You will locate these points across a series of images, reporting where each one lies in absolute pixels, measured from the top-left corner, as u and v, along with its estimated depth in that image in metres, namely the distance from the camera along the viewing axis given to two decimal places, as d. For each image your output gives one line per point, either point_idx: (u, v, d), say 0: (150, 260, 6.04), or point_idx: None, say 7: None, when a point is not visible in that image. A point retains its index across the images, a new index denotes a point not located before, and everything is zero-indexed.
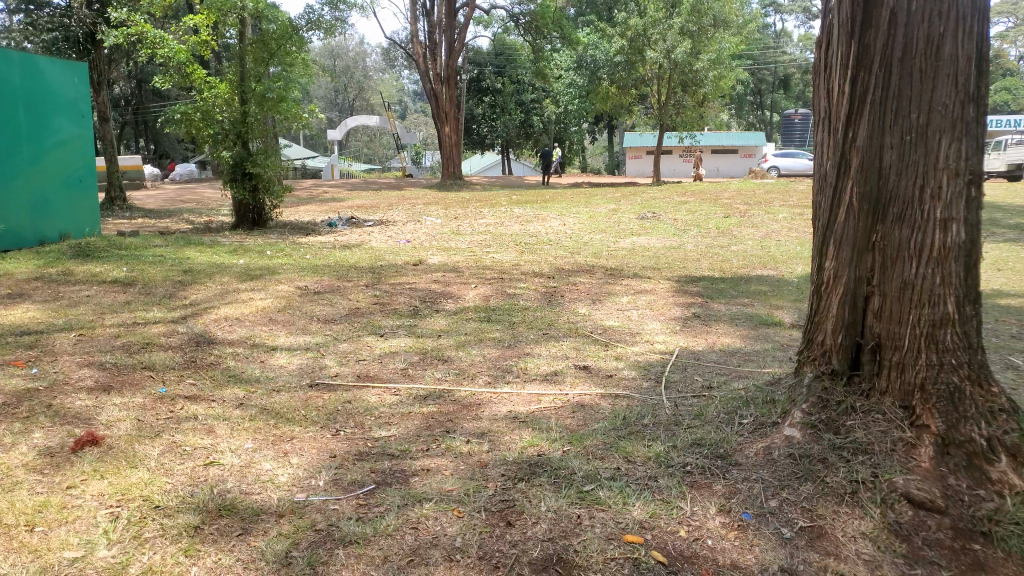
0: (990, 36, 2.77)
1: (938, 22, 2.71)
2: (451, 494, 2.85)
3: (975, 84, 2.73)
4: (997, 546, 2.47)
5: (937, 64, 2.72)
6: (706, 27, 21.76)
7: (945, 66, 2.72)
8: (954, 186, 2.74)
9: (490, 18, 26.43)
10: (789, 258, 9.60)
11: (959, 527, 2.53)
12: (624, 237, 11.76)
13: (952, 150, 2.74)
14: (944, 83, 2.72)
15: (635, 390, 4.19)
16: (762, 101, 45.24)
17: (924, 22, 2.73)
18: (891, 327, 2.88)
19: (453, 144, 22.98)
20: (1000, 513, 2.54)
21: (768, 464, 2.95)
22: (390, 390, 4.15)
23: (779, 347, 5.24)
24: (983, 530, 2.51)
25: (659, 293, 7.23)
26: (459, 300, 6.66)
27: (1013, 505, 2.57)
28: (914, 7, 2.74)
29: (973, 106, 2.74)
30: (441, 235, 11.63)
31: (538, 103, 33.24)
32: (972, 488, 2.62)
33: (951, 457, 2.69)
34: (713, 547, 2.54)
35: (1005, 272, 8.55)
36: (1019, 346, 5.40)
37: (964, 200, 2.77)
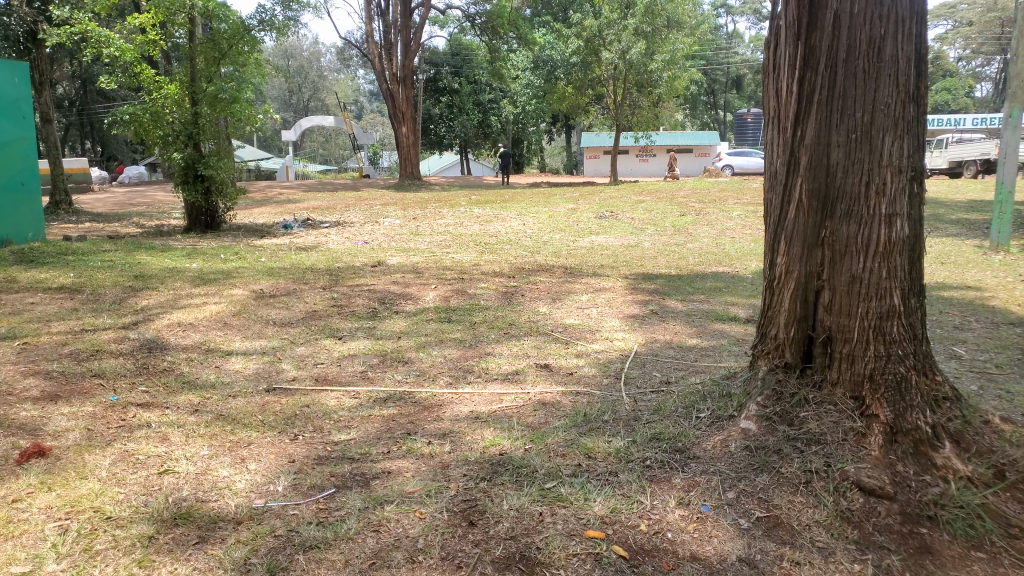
0: (928, 37, 2.88)
1: (879, 25, 2.80)
2: (412, 495, 2.85)
3: (915, 85, 2.83)
4: (943, 529, 2.57)
5: (879, 65, 2.81)
6: (660, 28, 22.04)
7: (886, 66, 2.81)
8: (897, 182, 2.84)
9: (446, 18, 26.37)
10: (742, 255, 9.78)
11: (908, 512, 2.62)
12: (583, 236, 11.84)
13: (895, 148, 2.83)
14: (886, 83, 2.81)
15: (595, 387, 4.24)
16: (715, 102, 45.96)
17: (866, 25, 2.81)
18: (841, 320, 2.96)
19: (410, 145, 22.90)
20: (945, 497, 2.64)
21: (726, 457, 3.01)
22: (348, 393, 4.12)
23: (735, 342, 5.33)
24: (930, 515, 2.61)
25: (617, 291, 7.30)
26: (418, 301, 6.65)
27: (957, 489, 2.67)
28: (856, 10, 2.83)
29: (913, 106, 2.84)
30: (399, 236, 11.57)
31: (495, 103, 33.22)
32: (919, 475, 2.72)
33: (899, 445, 2.79)
34: (673, 539, 2.59)
35: (948, 266, 8.84)
36: (962, 337, 5.59)
37: (907, 197, 2.87)
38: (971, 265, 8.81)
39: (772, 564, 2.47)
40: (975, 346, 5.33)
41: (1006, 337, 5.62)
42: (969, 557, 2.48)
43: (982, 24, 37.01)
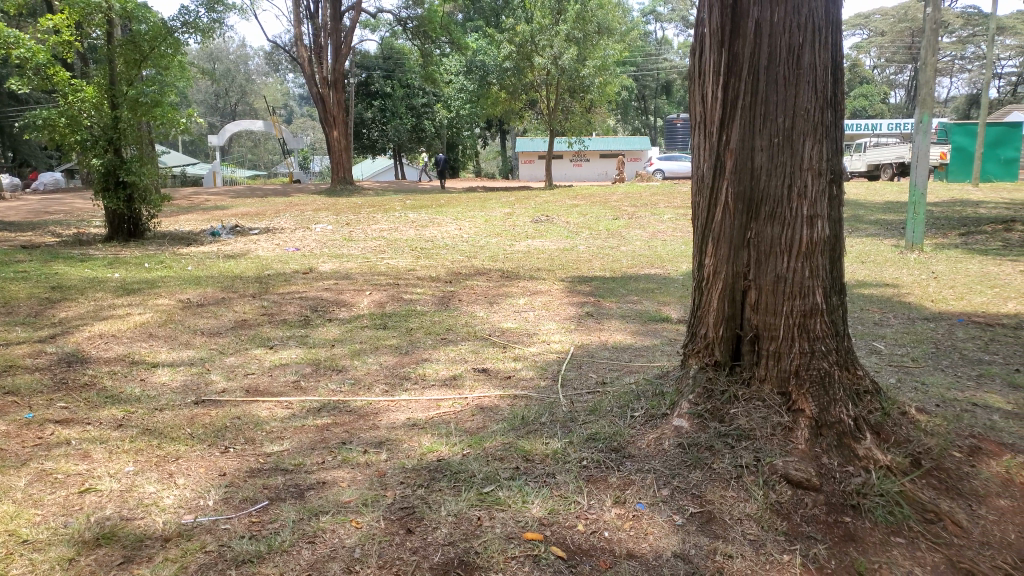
0: (843, 47, 3.03)
1: (798, 34, 2.92)
2: (349, 505, 2.81)
3: (832, 92, 2.97)
4: (866, 517, 2.69)
5: (799, 72, 2.93)
6: (590, 34, 22.43)
7: (805, 73, 2.93)
8: (817, 184, 2.97)
9: (378, 22, 26.14)
10: (674, 257, 10.00)
11: (833, 502, 2.73)
12: (519, 240, 11.91)
13: (815, 152, 2.96)
14: (806, 90, 2.93)
15: (533, 389, 4.28)
16: (645, 108, 46.90)
17: (786, 33, 2.93)
18: (767, 318, 3.06)
19: (343, 149, 22.58)
20: (866, 487, 2.78)
21: (660, 455, 3.07)
22: (280, 404, 4.04)
23: (668, 341, 5.44)
24: (853, 504, 2.73)
25: (554, 293, 7.38)
26: (352, 307, 6.57)
27: (877, 478, 2.81)
28: (776, 19, 2.94)
29: (831, 112, 2.98)
30: (333, 242, 11.40)
31: (429, 107, 33.09)
32: (843, 466, 2.85)
33: (824, 438, 2.91)
34: (610, 538, 2.63)
35: (867, 264, 9.24)
36: (881, 333, 5.85)
37: (827, 198, 3.00)
38: (889, 264, 9.24)
39: (705, 558, 2.53)
40: (893, 341, 5.59)
41: (920, 331, 5.91)
42: (889, 543, 2.61)
43: (894, 34, 38.91)
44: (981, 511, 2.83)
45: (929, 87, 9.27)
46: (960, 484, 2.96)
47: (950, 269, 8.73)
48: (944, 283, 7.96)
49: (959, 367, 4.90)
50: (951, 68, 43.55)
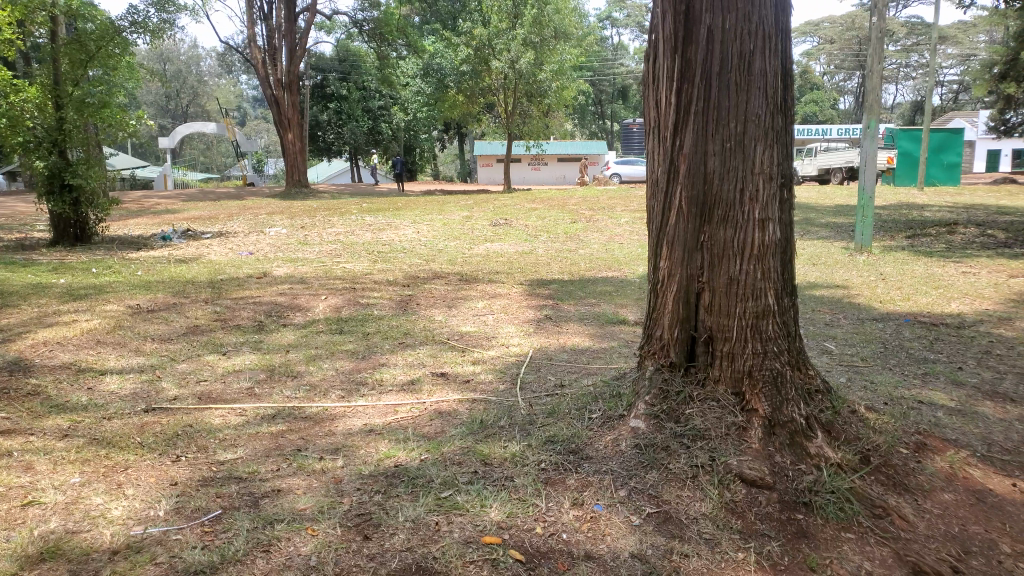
0: (792, 54, 3.10)
1: (748, 41, 2.98)
2: (304, 512, 2.77)
3: (782, 98, 3.04)
4: (817, 514, 2.75)
5: (750, 78, 2.99)
6: (547, 38, 22.60)
7: (756, 79, 2.99)
8: (768, 189, 3.03)
9: (333, 24, 25.88)
10: (630, 260, 10.11)
11: (786, 500, 2.79)
12: (478, 243, 11.89)
13: (766, 156, 3.02)
14: (756, 95, 2.99)
15: (492, 393, 4.28)
16: (602, 112, 47.38)
17: (737, 40, 2.99)
18: (720, 320, 3.11)
19: (297, 152, 22.30)
20: (818, 484, 2.84)
21: (617, 456, 3.10)
22: (234, 411, 3.96)
23: (625, 343, 5.49)
24: (805, 501, 2.79)
25: (512, 297, 7.39)
26: (308, 312, 6.48)
27: (828, 475, 2.88)
28: (727, 26, 2.99)
29: (781, 117, 3.05)
30: (288, 246, 11.23)
31: (386, 110, 32.86)
32: (795, 464, 2.91)
33: (777, 436, 2.97)
34: (568, 540, 2.64)
35: (819, 266, 9.46)
36: (832, 333, 5.99)
37: (778, 202, 3.06)
38: (839, 266, 9.48)
39: (662, 558, 2.56)
40: (843, 341, 5.73)
41: (870, 331, 6.07)
42: (840, 538, 2.67)
43: (842, 42, 39.93)
44: (926, 505, 2.92)
45: (875, 93, 9.55)
46: (906, 480, 3.06)
47: (897, 271, 8.99)
48: (891, 284, 8.19)
49: (906, 365, 5.04)
50: (896, 75, 44.85)
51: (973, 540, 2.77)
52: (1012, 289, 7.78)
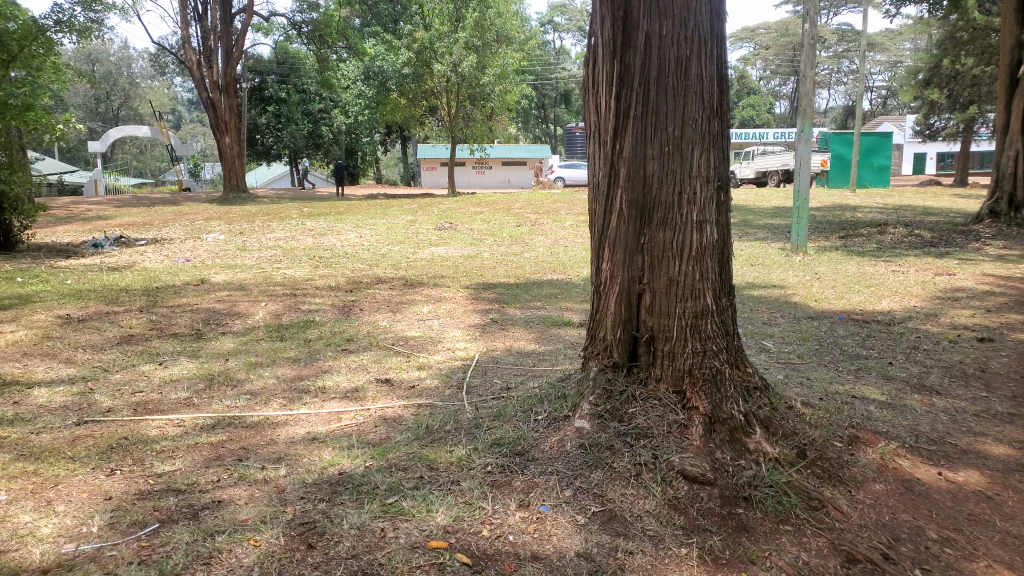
0: (727, 60, 3.19)
1: (685, 47, 3.07)
2: (246, 523, 2.74)
3: (719, 102, 3.13)
4: (756, 508, 2.84)
5: (687, 83, 3.07)
6: (489, 42, 22.65)
7: (693, 84, 3.08)
8: (705, 192, 3.12)
9: (271, 25, 25.44)
10: (574, 263, 10.22)
11: (726, 495, 2.88)
12: (422, 247, 11.85)
13: (703, 160, 3.11)
14: (693, 100, 3.08)
15: (438, 398, 4.29)
16: (545, 116, 47.76)
17: (674, 46, 3.07)
18: (661, 320, 3.19)
19: (235, 156, 21.80)
20: (757, 478, 2.94)
21: (562, 456, 3.15)
22: (172, 421, 3.87)
23: (570, 345, 5.56)
24: (745, 495, 2.88)
25: (457, 301, 7.40)
26: (247, 319, 6.37)
27: (767, 470, 2.98)
28: (665, 32, 3.07)
29: (717, 121, 3.14)
30: (226, 252, 10.99)
31: (326, 113, 32.42)
32: (735, 460, 3.00)
33: (717, 433, 3.06)
34: (514, 541, 2.67)
35: (757, 267, 9.72)
36: (770, 331, 6.18)
37: (715, 205, 3.16)
38: (776, 266, 9.76)
39: (607, 555, 2.60)
40: (780, 339, 5.92)
41: (805, 329, 6.29)
42: (778, 531, 2.76)
43: (777, 47, 41.14)
44: (859, 495, 3.06)
45: (808, 99, 9.88)
46: (840, 472, 3.19)
47: (831, 270, 9.32)
48: (825, 283, 8.48)
49: (839, 361, 5.24)
50: (828, 80, 46.36)
51: (901, 527, 2.91)
52: (937, 286, 8.16)
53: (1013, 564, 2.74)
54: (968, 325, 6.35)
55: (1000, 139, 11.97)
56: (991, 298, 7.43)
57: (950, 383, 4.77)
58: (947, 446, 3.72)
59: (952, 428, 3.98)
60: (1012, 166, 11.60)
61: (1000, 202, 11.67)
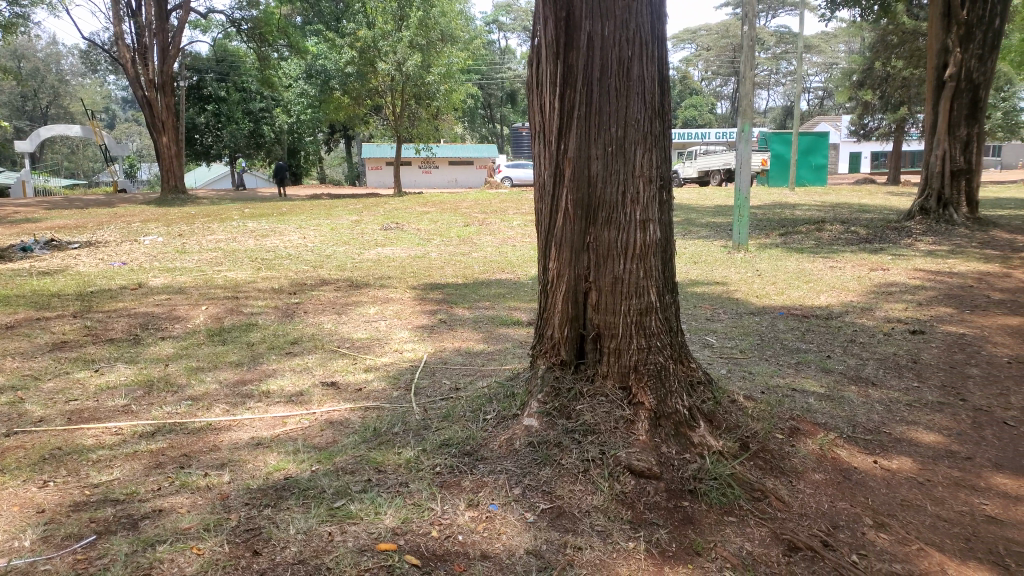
0: (668, 61, 3.26)
1: (627, 48, 3.12)
2: (188, 532, 2.68)
3: (660, 103, 3.20)
4: (701, 501, 2.91)
5: (629, 84, 3.12)
6: (434, 41, 22.58)
7: (635, 85, 3.13)
8: (648, 191, 3.19)
9: (209, 22, 24.85)
10: (522, 262, 10.27)
11: (672, 488, 2.94)
12: (368, 248, 11.75)
13: (646, 160, 3.17)
14: (635, 100, 3.13)
15: (385, 400, 4.26)
16: (491, 115, 47.81)
17: (616, 47, 3.12)
18: (607, 318, 3.24)
19: (173, 156, 21.22)
20: (702, 472, 3.01)
21: (511, 455, 3.18)
22: (109, 429, 3.76)
23: (518, 344, 5.60)
24: (690, 489, 2.95)
25: (404, 301, 7.37)
26: (187, 323, 6.22)
27: (711, 463, 3.06)
28: (607, 33, 3.12)
29: (659, 122, 3.21)
30: (164, 254, 10.70)
31: (267, 112, 31.76)
32: (680, 454, 3.07)
33: (663, 428, 3.13)
34: (463, 541, 2.68)
35: (700, 264, 9.93)
36: (713, 328, 6.33)
37: (658, 204, 3.22)
38: (718, 264, 9.98)
39: (557, 552, 2.63)
40: (723, 335, 6.06)
41: (747, 325, 6.46)
42: (722, 522, 2.83)
43: (717, 49, 42.06)
44: (799, 485, 3.17)
45: (747, 100, 10.13)
46: (782, 463, 3.30)
47: (771, 267, 9.58)
48: (766, 279, 8.72)
49: (780, 356, 5.40)
50: (767, 81, 47.58)
51: (840, 514, 3.01)
52: (872, 281, 8.46)
53: (943, 546, 2.87)
54: (901, 318, 6.61)
55: (929, 138, 12.32)
56: (923, 292, 7.75)
57: (885, 374, 4.96)
58: (881, 436, 3.87)
59: (887, 418, 4.15)
60: (941, 165, 11.99)
61: (930, 199, 12.19)
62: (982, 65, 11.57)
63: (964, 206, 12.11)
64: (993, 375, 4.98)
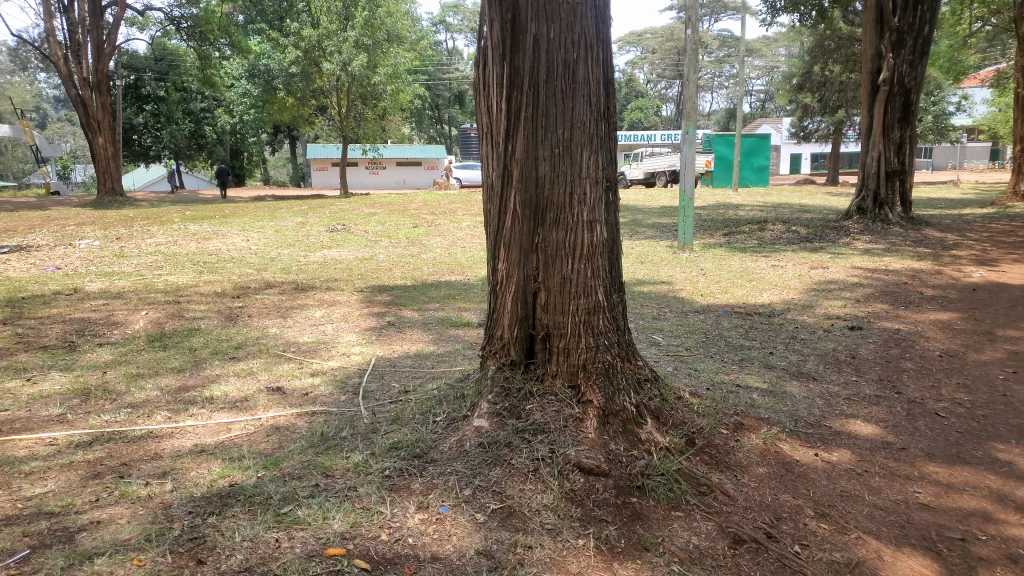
0: (611, 64, 3.31)
1: (572, 50, 3.16)
2: (129, 543, 2.61)
3: (604, 106, 3.25)
4: (649, 496, 2.97)
5: (574, 86, 3.17)
6: (380, 41, 22.38)
7: (581, 87, 3.17)
8: (595, 192, 3.24)
9: (146, 19, 24.14)
10: (472, 263, 10.28)
11: (621, 485, 2.99)
12: (314, 250, 11.60)
13: (592, 162, 3.22)
14: (581, 102, 3.17)
15: (333, 404, 4.23)
16: (439, 116, 47.68)
17: (562, 49, 3.16)
18: (556, 318, 3.28)
19: (110, 156, 20.54)
20: (649, 468, 3.07)
21: (461, 456, 3.18)
22: (42, 440, 3.64)
23: (468, 345, 5.60)
24: (638, 485, 3.00)
25: (352, 304, 7.30)
26: (126, 328, 6.05)
27: (658, 459, 3.13)
28: (552, 35, 3.15)
29: (604, 124, 3.26)
30: (100, 258, 10.37)
31: (208, 113, 31.25)
32: (628, 450, 3.13)
33: (611, 425, 3.19)
34: (414, 544, 2.67)
35: (647, 264, 10.09)
36: (659, 326, 6.44)
37: (604, 205, 3.28)
38: (665, 263, 10.16)
39: (507, 552, 2.65)
40: (670, 333, 6.17)
41: (693, 323, 6.59)
42: (670, 517, 2.89)
43: (662, 52, 42.81)
44: (744, 479, 3.25)
45: (692, 102, 10.33)
46: (726, 458, 3.39)
47: (716, 266, 9.79)
48: (711, 278, 8.91)
49: (725, 353, 5.52)
50: (711, 84, 48.62)
51: (783, 506, 3.10)
52: (812, 279, 8.71)
53: (880, 534, 2.98)
54: (840, 315, 6.82)
55: (864, 141, 12.75)
56: (860, 289, 8.02)
57: (825, 369, 5.13)
58: (822, 429, 3.99)
59: (827, 411, 4.29)
60: (876, 166, 12.42)
61: (866, 199, 12.63)
62: (913, 70, 12.03)
63: (899, 206, 12.56)
64: (925, 369, 5.19)
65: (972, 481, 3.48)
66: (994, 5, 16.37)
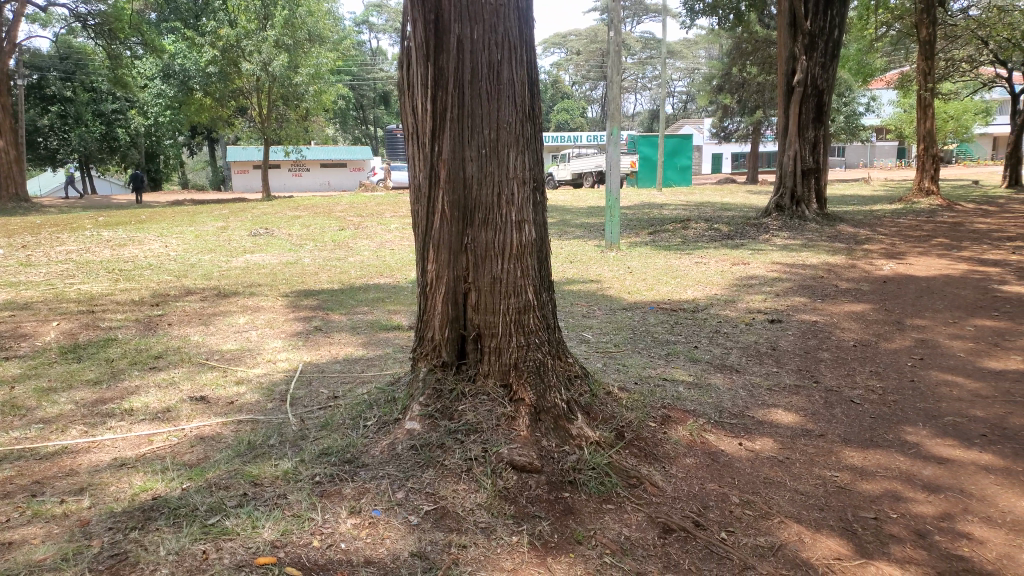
0: (535, 65, 3.37)
1: (496, 52, 3.20)
2: (44, 563, 2.52)
3: (529, 106, 3.31)
4: (581, 491, 3.04)
5: (499, 87, 3.21)
6: (301, 41, 21.92)
7: (505, 89, 3.22)
8: (523, 192, 3.29)
9: (49, 16, 23.03)
10: (401, 265, 10.22)
11: (553, 481, 3.06)
12: (236, 255, 11.31)
13: (518, 162, 3.28)
14: (506, 104, 3.22)
15: (260, 412, 4.15)
16: (364, 117, 47.06)
17: (486, 50, 3.20)
18: (487, 317, 3.32)
19: (12, 160, 19.50)
20: (580, 463, 3.15)
21: (393, 460, 3.19)
22: None
23: (399, 349, 5.58)
24: (570, 480, 3.08)
25: (277, 310, 7.17)
26: (36, 341, 5.78)
27: (589, 453, 3.21)
28: (475, 37, 3.19)
29: (529, 125, 3.33)
30: (5, 268, 9.86)
31: (120, 114, 30.01)
32: (559, 446, 3.20)
33: (542, 422, 3.26)
34: (346, 548, 2.67)
35: (576, 263, 10.24)
36: (589, 324, 6.55)
37: (531, 204, 3.34)
38: (592, 262, 10.33)
39: (441, 552, 2.67)
40: (598, 330, 6.29)
41: (621, 320, 6.74)
42: (601, 510, 2.97)
43: (587, 53, 43.40)
44: (672, 470, 3.37)
45: (615, 103, 10.53)
46: (655, 450, 3.50)
47: (642, 264, 10.02)
48: (637, 276, 9.11)
49: (651, 348, 5.67)
50: (634, 85, 49.58)
51: (709, 495, 3.23)
52: (733, 275, 9.01)
53: (800, 517, 3.14)
54: (760, 309, 7.09)
55: (781, 140, 13.25)
56: (778, 283, 8.35)
57: (746, 361, 5.33)
58: (744, 419, 4.16)
59: (749, 401, 4.47)
60: (793, 165, 12.93)
61: (783, 197, 13.13)
62: (824, 72, 12.59)
63: (814, 203, 13.12)
64: (840, 358, 5.45)
65: (883, 463, 3.69)
66: (897, 11, 17.23)
